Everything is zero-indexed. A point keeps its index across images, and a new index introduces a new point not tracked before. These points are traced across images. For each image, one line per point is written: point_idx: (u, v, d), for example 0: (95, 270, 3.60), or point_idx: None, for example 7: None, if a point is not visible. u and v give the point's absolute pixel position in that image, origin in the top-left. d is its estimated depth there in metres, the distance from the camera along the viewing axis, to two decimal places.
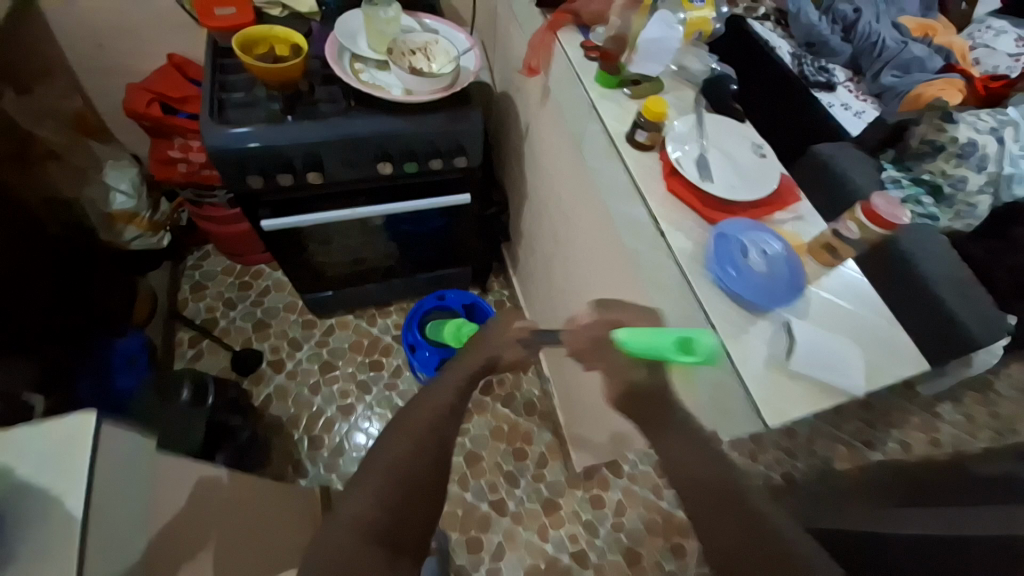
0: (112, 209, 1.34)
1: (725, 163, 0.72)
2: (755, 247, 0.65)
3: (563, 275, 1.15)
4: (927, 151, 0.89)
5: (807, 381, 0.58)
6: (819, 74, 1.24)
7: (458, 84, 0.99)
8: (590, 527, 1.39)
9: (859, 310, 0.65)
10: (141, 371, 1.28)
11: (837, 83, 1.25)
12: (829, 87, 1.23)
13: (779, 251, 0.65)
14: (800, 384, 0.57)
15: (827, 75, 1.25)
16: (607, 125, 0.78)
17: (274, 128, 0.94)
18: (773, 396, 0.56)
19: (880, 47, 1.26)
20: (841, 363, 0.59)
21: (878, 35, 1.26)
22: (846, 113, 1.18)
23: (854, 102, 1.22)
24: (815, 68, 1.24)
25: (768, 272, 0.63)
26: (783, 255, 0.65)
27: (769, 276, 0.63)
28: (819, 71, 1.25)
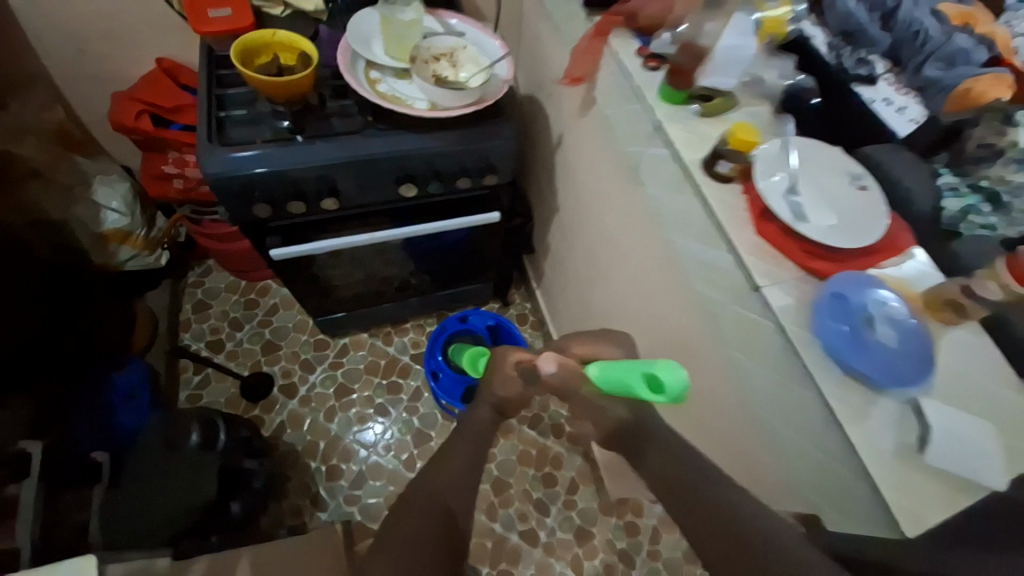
0: (104, 229, 1.24)
1: (823, 200, 0.61)
2: (880, 312, 0.54)
3: (606, 302, 1.05)
4: (986, 155, 0.71)
5: (948, 479, 0.49)
6: (859, 67, 0.85)
7: (488, 97, 0.87)
8: (626, 557, 1.32)
9: (987, 379, 0.54)
10: (143, 409, 1.18)
11: (876, 76, 0.84)
12: (870, 78, 0.83)
13: (906, 314, 0.54)
14: (937, 481, 0.49)
15: (866, 67, 0.84)
16: (678, 152, 0.68)
17: (283, 150, 0.82)
18: (908, 498, 0.48)
19: (925, 34, 0.81)
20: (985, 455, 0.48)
21: (924, 21, 0.82)
22: (886, 113, 0.81)
23: (895, 98, 0.81)
24: (854, 60, 0.86)
25: (898, 344, 0.53)
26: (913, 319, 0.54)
27: (898, 347, 0.53)
28: (857, 63, 0.85)
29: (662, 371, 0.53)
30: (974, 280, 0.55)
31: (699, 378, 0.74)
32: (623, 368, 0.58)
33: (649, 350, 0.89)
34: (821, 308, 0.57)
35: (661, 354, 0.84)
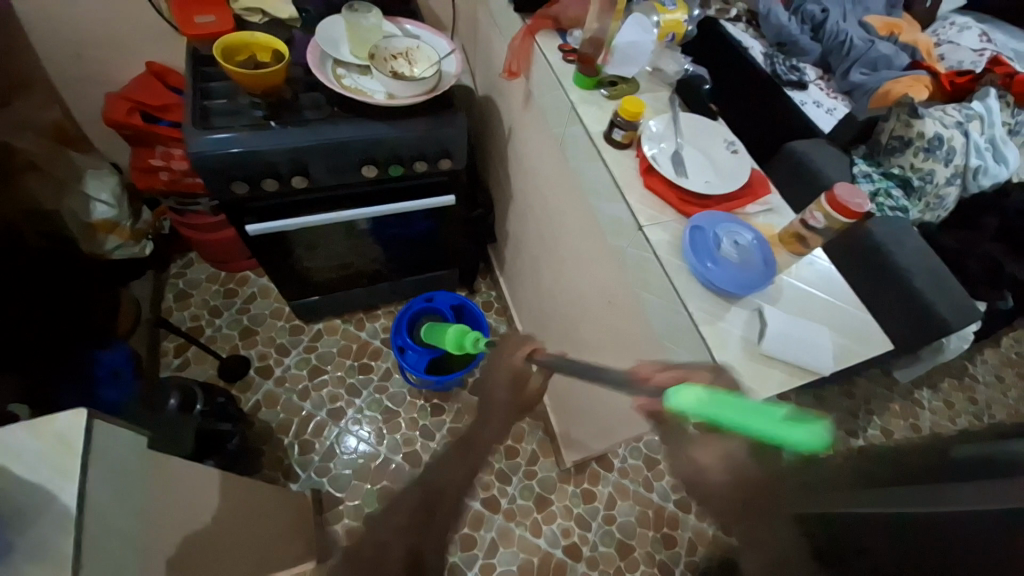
0: (93, 219, 1.33)
1: (702, 162, 0.76)
2: (728, 237, 0.67)
3: (552, 275, 1.17)
4: (892, 149, 1.28)
5: (782, 364, 0.60)
6: (792, 74, 1.48)
7: (440, 88, 1.01)
8: (583, 521, 1.42)
9: (824, 294, 0.68)
10: (128, 383, 1.28)
11: (809, 82, 1.51)
12: (800, 84, 1.48)
13: (751, 240, 0.68)
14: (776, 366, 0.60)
15: (798, 73, 1.49)
16: (586, 126, 0.81)
17: (259, 134, 0.94)
18: (751, 379, 0.59)
19: (847, 46, 1.50)
20: (809, 343, 0.62)
21: (845, 34, 1.50)
22: (819, 110, 1.46)
23: (825, 100, 1.49)
24: (786, 67, 1.48)
25: (742, 259, 0.66)
26: (756, 242, 0.68)
27: (743, 264, 0.66)
28: (790, 69, 1.49)
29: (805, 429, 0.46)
30: (807, 213, 0.66)
31: (620, 322, 0.85)
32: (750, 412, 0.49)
33: (584, 307, 1.01)
34: (685, 240, 0.67)
35: (594, 308, 0.95)
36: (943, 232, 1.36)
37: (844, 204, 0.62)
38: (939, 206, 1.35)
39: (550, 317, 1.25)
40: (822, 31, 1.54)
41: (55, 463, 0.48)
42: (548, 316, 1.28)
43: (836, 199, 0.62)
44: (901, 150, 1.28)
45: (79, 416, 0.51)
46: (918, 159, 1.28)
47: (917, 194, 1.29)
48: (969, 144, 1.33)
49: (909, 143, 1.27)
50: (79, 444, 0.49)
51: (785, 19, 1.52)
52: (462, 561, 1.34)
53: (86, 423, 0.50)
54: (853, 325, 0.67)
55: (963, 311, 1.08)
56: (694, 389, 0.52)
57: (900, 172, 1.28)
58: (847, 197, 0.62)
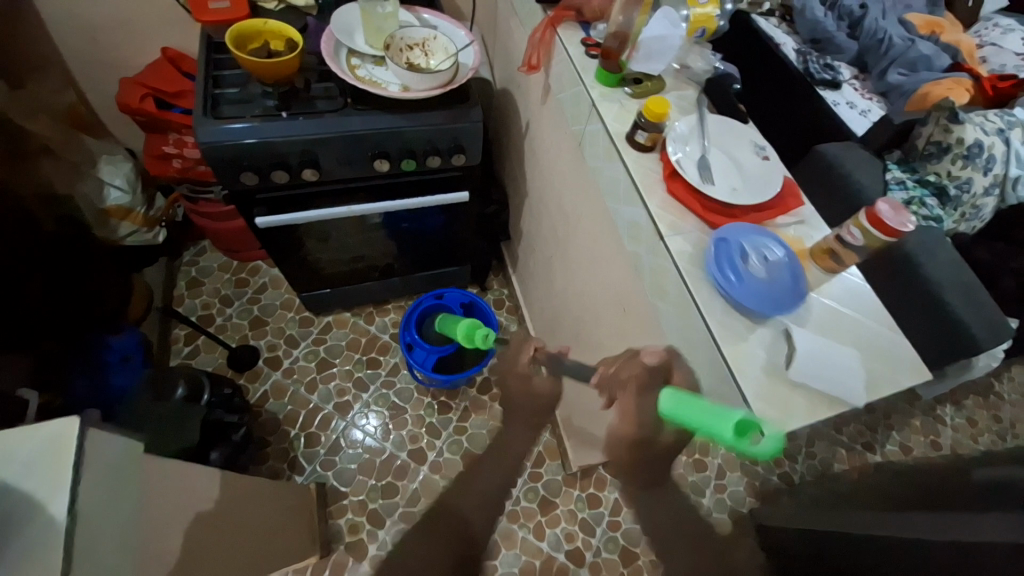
0: (107, 205, 1.34)
1: (730, 166, 0.71)
2: (755, 251, 0.63)
3: (565, 277, 1.14)
4: (934, 153, 1.22)
5: (807, 391, 0.56)
6: (825, 73, 1.42)
7: (456, 80, 0.97)
8: (587, 526, 1.39)
9: (858, 315, 0.63)
10: (136, 369, 1.26)
11: (843, 82, 1.45)
12: (833, 84, 1.42)
13: (782, 257, 0.63)
14: (801, 394, 0.56)
15: (832, 72, 1.43)
16: (607, 124, 0.76)
17: (270, 124, 0.92)
18: (773, 407, 0.54)
19: (886, 44, 1.43)
20: (838, 368, 0.57)
21: (883, 32, 1.43)
22: (852, 111, 1.40)
23: (858, 101, 1.42)
24: (820, 66, 1.43)
25: (769, 277, 0.61)
26: (785, 258, 0.63)
27: (770, 282, 0.61)
28: (823, 68, 1.43)
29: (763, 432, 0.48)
30: (843, 228, 0.62)
31: (634, 330, 0.82)
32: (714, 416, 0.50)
33: (597, 311, 0.98)
34: (708, 253, 0.63)
35: (607, 314, 0.92)
36: (977, 245, 1.30)
37: (884, 222, 0.58)
38: (974, 216, 1.29)
39: (562, 320, 1.22)
40: (859, 28, 1.47)
41: (47, 468, 0.47)
42: (558, 319, 1.25)
43: (876, 217, 0.59)
44: (937, 156, 1.22)
45: (71, 423, 0.49)
46: (958, 167, 1.21)
47: (955, 204, 1.23)
48: (1012, 152, 1.25)
49: (948, 151, 1.21)
50: (71, 452, 0.48)
51: (821, 14, 1.46)
52: None
53: (78, 431, 0.49)
54: (888, 349, 0.62)
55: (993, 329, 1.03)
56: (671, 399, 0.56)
57: (937, 180, 1.21)
58: (887, 216, 0.58)
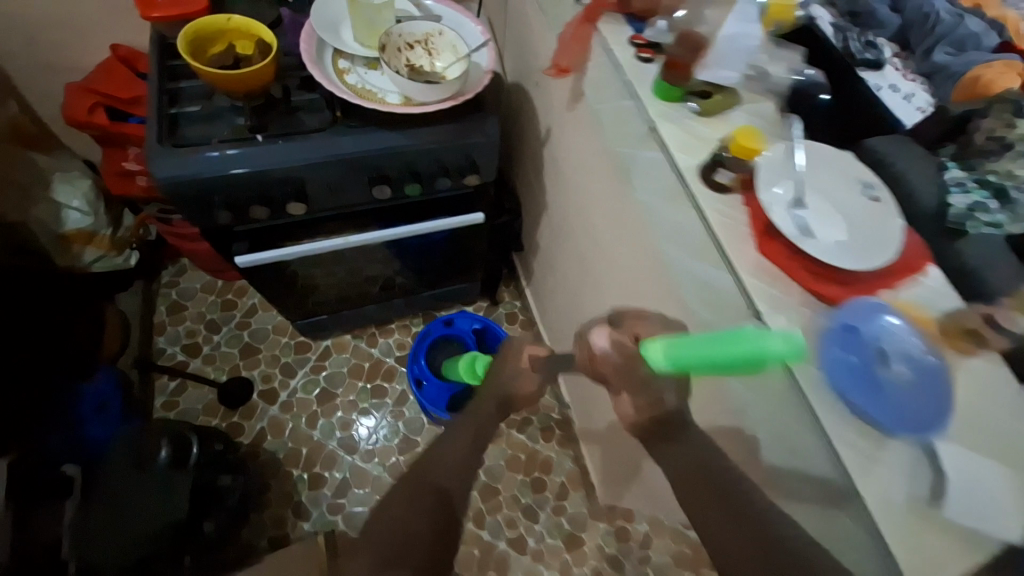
0: (66, 229, 1.18)
1: (834, 212, 0.55)
2: (898, 349, 0.47)
3: (596, 311, 1.00)
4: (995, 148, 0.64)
5: (956, 533, 0.43)
6: (868, 51, 0.80)
7: (468, 88, 0.80)
8: (616, 562, 1.30)
9: (1004, 413, 0.47)
10: (113, 420, 1.13)
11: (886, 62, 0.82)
12: (877, 64, 0.79)
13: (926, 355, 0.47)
14: (948, 537, 0.43)
15: (875, 51, 0.81)
16: (671, 156, 0.61)
17: (247, 150, 0.75)
18: (917, 558, 0.42)
19: (935, 18, 0.83)
20: (991, 500, 0.42)
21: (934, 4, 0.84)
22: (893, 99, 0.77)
23: (900, 84, 0.79)
24: (862, 42, 0.80)
25: (914, 387, 0.46)
26: (930, 357, 0.48)
27: (917, 392, 0.46)
28: (864, 46, 0.81)
29: (769, 341, 0.49)
30: (1003, 310, 0.51)
31: None
32: (722, 340, 0.50)
33: None
34: (827, 343, 0.49)
35: None
36: None
37: None
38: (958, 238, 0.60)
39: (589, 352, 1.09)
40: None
41: None
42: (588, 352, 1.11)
43: None
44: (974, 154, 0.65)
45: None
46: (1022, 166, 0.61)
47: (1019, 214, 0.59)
48: None
49: (1012, 147, 0.62)
50: None
51: None
52: None
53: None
54: None
55: None
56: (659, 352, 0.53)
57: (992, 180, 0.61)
58: None
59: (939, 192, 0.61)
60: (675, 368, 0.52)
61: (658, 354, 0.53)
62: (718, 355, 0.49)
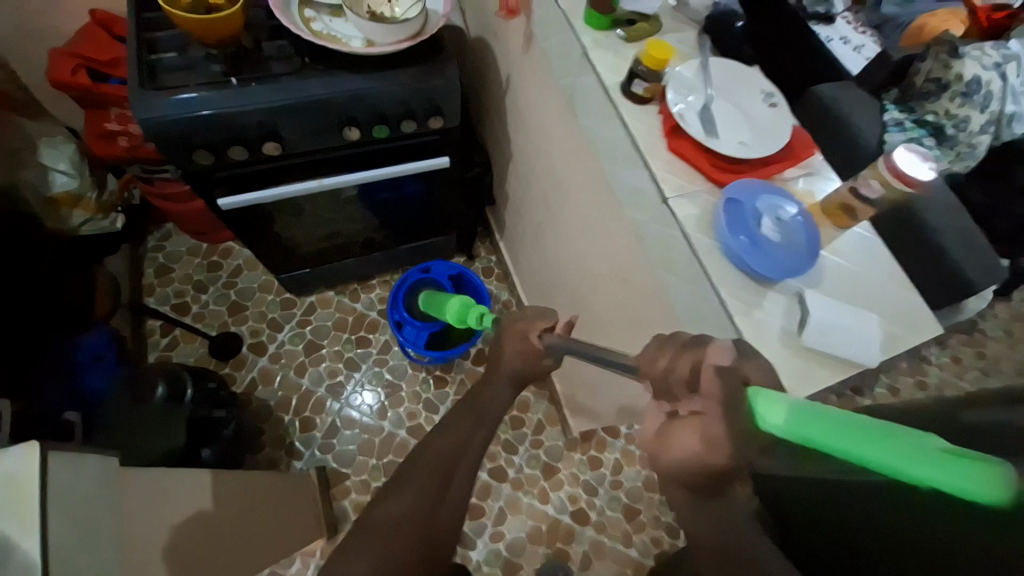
0: (54, 192, 1.23)
1: (734, 119, 0.64)
2: (770, 213, 0.58)
3: (558, 246, 1.08)
4: (932, 90, 1.04)
5: (822, 355, 0.53)
6: (818, 6, 1.24)
7: (426, 31, 0.86)
8: (589, 487, 1.42)
9: (874, 273, 0.60)
10: (111, 368, 1.20)
11: (836, 15, 1.25)
12: (827, 20, 1.22)
13: (795, 216, 0.58)
14: (816, 358, 0.53)
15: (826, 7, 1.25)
16: (601, 76, 0.69)
17: (220, 93, 0.82)
18: (792, 374, 0.51)
19: None
20: (854, 329, 0.54)
21: None
22: (845, 47, 1.21)
23: (852, 37, 1.21)
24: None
25: (784, 240, 0.57)
26: (799, 218, 0.58)
27: (786, 246, 0.57)
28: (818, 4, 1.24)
29: (977, 480, 0.27)
30: (860, 179, 0.57)
31: (637, 301, 0.78)
32: (895, 450, 0.29)
33: (592, 275, 0.93)
34: (722, 216, 0.57)
35: (608, 284, 0.88)
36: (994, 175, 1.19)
37: (908, 174, 0.52)
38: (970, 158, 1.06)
39: (556, 288, 1.17)
40: None
41: (14, 507, 0.46)
42: (553, 288, 1.20)
43: (897, 169, 0.53)
44: (935, 94, 1.03)
45: (31, 452, 0.47)
46: (954, 106, 1.02)
47: (952, 144, 1.02)
48: (1008, 88, 1.04)
49: (945, 88, 1.02)
50: (34, 487, 0.46)
51: None
52: (471, 530, 1.35)
53: (40, 463, 0.47)
54: (906, 310, 0.58)
55: (985, 268, 0.90)
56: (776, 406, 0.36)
57: (933, 119, 1.03)
58: (911, 171, 0.53)
59: (878, 133, 1.02)
60: (799, 443, 0.34)
61: (779, 417, 0.35)
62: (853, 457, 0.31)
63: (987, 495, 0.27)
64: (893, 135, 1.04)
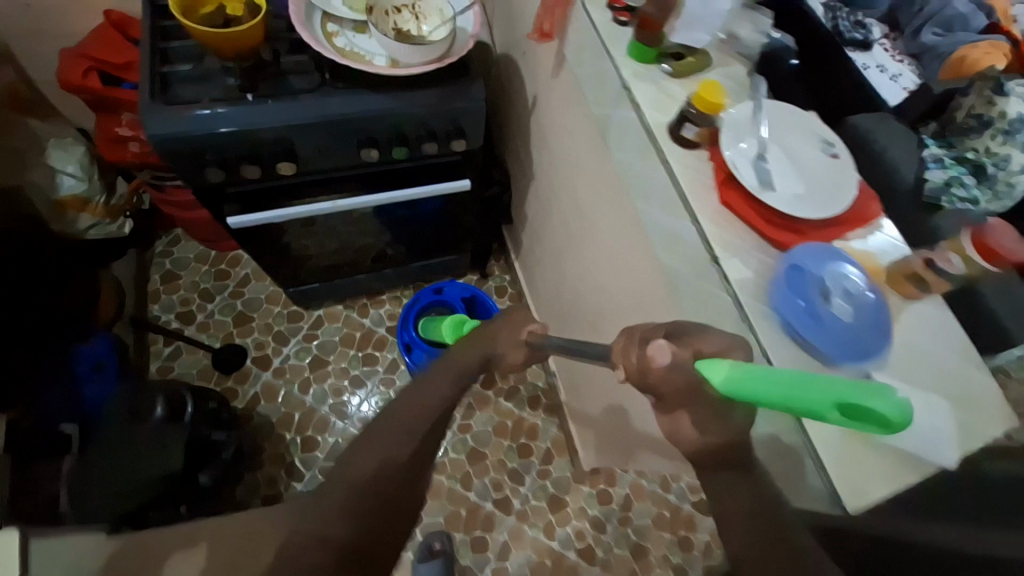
0: (60, 195, 1.19)
1: (789, 170, 0.59)
2: (837, 285, 0.52)
3: (579, 277, 1.03)
4: (973, 125, 0.83)
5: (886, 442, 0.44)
6: (855, 30, 1.00)
7: (453, 53, 0.82)
8: (597, 523, 1.36)
9: (939, 352, 0.51)
10: (111, 380, 1.14)
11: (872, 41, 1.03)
12: (866, 47, 1.00)
13: (863, 290, 0.52)
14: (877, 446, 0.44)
15: (863, 31, 1.01)
16: (642, 112, 0.63)
17: (237, 109, 0.78)
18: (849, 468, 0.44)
19: None
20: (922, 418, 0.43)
21: None
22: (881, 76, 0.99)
23: (889, 64, 1.00)
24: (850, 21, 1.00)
25: (854, 319, 0.50)
26: (869, 294, 0.52)
27: (855, 325, 0.50)
28: (854, 26, 1.01)
29: (877, 400, 0.32)
30: (938, 252, 0.54)
31: None
32: (814, 390, 0.34)
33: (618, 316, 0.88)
34: (778, 280, 0.53)
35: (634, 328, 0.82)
36: None
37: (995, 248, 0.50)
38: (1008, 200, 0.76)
39: (574, 319, 1.12)
40: None
41: None
42: (571, 320, 1.15)
43: (987, 246, 0.51)
44: None
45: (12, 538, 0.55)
46: None
47: (994, 185, 0.77)
48: None
49: None
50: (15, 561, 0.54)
51: None
52: (473, 563, 1.30)
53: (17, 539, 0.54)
54: (978, 394, 0.47)
55: None
56: (721, 367, 0.41)
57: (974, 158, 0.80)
58: (1000, 243, 0.50)
59: None
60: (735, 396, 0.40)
61: (720, 373, 0.41)
62: (793, 404, 0.35)
63: (895, 413, 0.32)
64: (932, 171, 0.79)
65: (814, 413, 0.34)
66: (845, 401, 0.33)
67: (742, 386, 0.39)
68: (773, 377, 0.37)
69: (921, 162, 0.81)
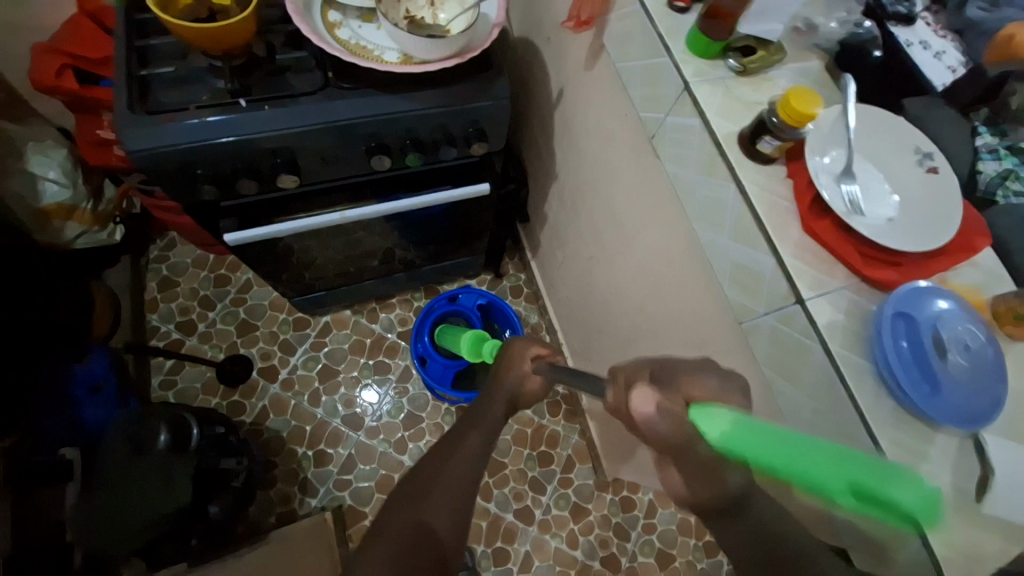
0: (43, 203, 1.10)
1: (881, 189, 0.50)
2: (955, 338, 0.43)
3: (611, 288, 0.95)
4: None
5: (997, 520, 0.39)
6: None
7: (473, 46, 0.71)
8: (621, 531, 1.32)
9: None
10: (112, 398, 1.10)
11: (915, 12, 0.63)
12: (908, 17, 0.61)
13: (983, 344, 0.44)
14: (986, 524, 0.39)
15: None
16: (709, 120, 0.54)
17: (232, 116, 0.68)
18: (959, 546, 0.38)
19: None
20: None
21: None
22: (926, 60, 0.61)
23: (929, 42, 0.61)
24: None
25: (970, 379, 0.42)
26: (988, 348, 0.43)
27: (972, 387, 0.42)
28: None
29: (896, 487, 0.28)
30: None
31: None
32: (812, 460, 0.30)
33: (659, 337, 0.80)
34: (875, 326, 0.45)
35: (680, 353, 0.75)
36: None
37: None
38: None
39: (603, 331, 1.04)
40: None
41: None
42: (598, 331, 1.07)
43: None
44: None
45: None
46: None
47: None
48: None
49: None
50: None
51: None
52: None
53: None
54: None
55: None
56: (722, 417, 0.38)
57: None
58: None
59: None
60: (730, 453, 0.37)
61: (716, 428, 0.38)
62: (790, 475, 0.31)
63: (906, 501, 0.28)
64: (984, 163, 0.53)
65: (819, 491, 0.30)
66: (845, 481, 0.28)
67: (737, 441, 0.36)
68: (771, 434, 0.33)
69: (973, 151, 0.53)
